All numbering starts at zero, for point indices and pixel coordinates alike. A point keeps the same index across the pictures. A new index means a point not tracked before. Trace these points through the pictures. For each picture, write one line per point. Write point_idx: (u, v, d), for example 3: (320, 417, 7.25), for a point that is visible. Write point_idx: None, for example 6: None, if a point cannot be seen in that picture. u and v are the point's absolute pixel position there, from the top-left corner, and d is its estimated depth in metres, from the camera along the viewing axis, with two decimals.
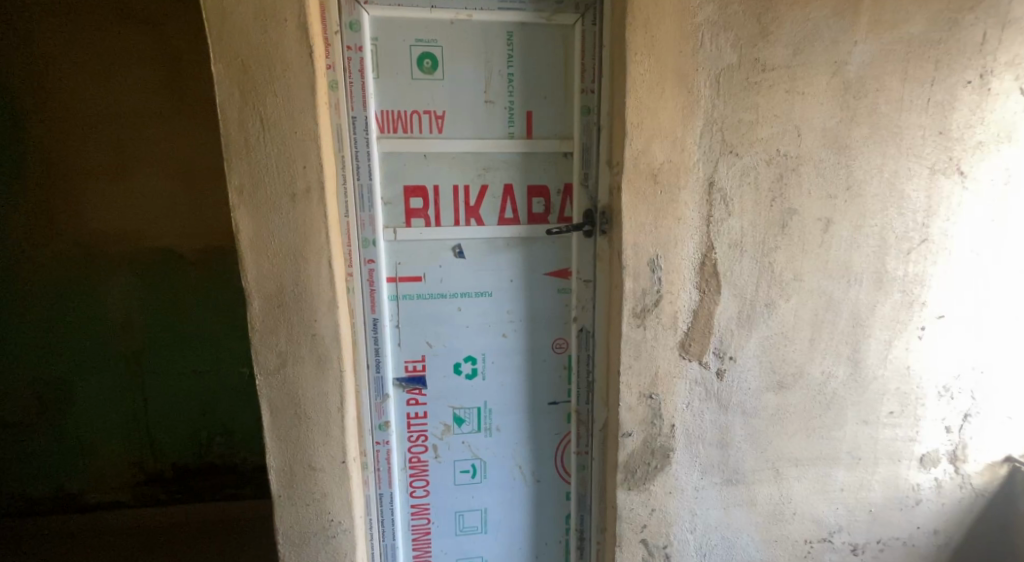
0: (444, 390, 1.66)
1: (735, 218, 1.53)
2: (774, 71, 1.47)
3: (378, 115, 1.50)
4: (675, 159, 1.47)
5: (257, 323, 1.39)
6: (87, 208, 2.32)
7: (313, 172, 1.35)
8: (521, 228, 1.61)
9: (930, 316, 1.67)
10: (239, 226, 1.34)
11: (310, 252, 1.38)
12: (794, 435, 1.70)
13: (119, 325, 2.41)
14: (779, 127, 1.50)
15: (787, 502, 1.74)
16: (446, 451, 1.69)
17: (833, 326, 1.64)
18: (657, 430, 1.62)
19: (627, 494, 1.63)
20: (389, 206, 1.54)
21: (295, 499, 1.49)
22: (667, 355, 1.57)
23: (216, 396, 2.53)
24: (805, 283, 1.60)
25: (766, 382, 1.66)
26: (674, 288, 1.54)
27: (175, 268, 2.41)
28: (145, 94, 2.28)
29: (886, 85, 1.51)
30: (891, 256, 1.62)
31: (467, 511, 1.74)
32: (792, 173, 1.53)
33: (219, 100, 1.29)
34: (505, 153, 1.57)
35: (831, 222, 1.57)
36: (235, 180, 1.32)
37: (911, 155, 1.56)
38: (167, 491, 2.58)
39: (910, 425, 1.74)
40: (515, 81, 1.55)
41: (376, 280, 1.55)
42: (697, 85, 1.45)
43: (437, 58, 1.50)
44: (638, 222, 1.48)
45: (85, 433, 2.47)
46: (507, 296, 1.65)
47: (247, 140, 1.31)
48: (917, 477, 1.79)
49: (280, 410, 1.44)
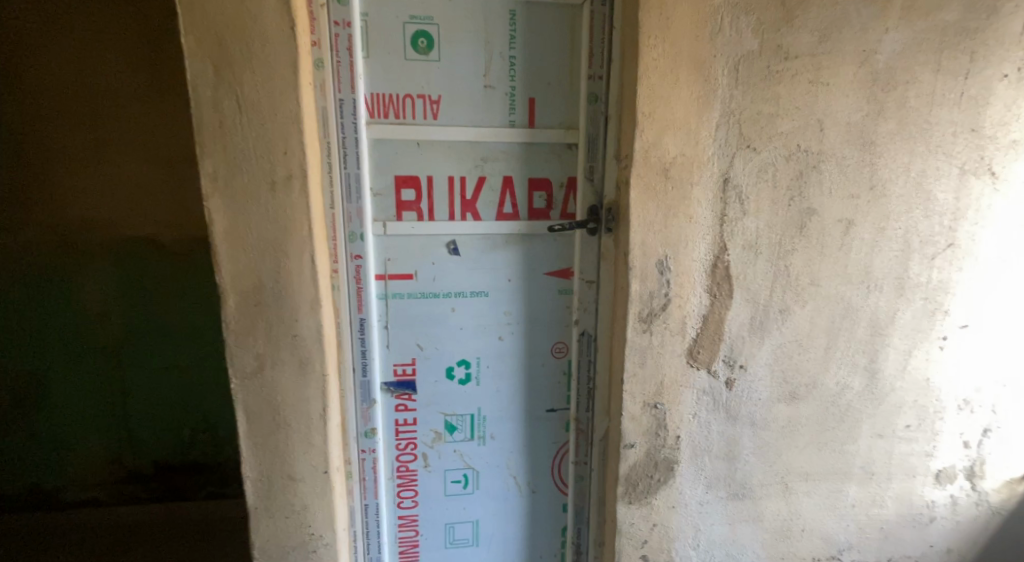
0: (436, 396, 1.56)
1: (751, 219, 1.43)
2: (797, 60, 1.36)
3: (368, 98, 1.38)
4: (689, 153, 1.36)
5: (232, 323, 1.28)
6: (66, 195, 2.20)
7: (294, 159, 1.23)
8: (521, 225, 1.50)
9: (952, 326, 1.58)
10: (213, 216, 1.23)
11: (291, 246, 1.26)
12: (805, 448, 1.61)
13: (98, 317, 2.29)
14: (801, 121, 1.39)
15: (796, 518, 1.65)
16: (437, 460, 1.59)
17: (849, 334, 1.54)
18: (661, 442, 1.52)
19: (628, 508, 1.53)
20: (378, 197, 1.43)
21: (274, 512, 1.38)
22: (674, 363, 1.47)
23: (198, 393, 2.42)
24: (822, 289, 1.50)
25: (777, 393, 1.56)
26: (683, 292, 1.43)
27: (156, 258, 2.29)
28: (123, 75, 2.15)
29: (916, 77, 1.41)
30: (914, 261, 1.51)
31: (458, 523, 1.64)
32: (812, 171, 1.42)
33: (190, 78, 1.17)
34: (505, 143, 1.46)
35: (852, 224, 1.47)
36: (208, 166, 1.21)
37: (940, 153, 1.46)
38: (146, 489, 2.48)
39: (927, 440, 1.65)
40: (517, 65, 1.43)
41: (364, 277, 1.44)
42: (714, 73, 1.33)
43: (433, 37, 1.39)
44: (646, 220, 1.37)
45: (61, 429, 2.36)
46: (504, 296, 1.54)
47: (221, 122, 1.19)
48: (932, 494, 1.70)
49: (257, 416, 1.33)
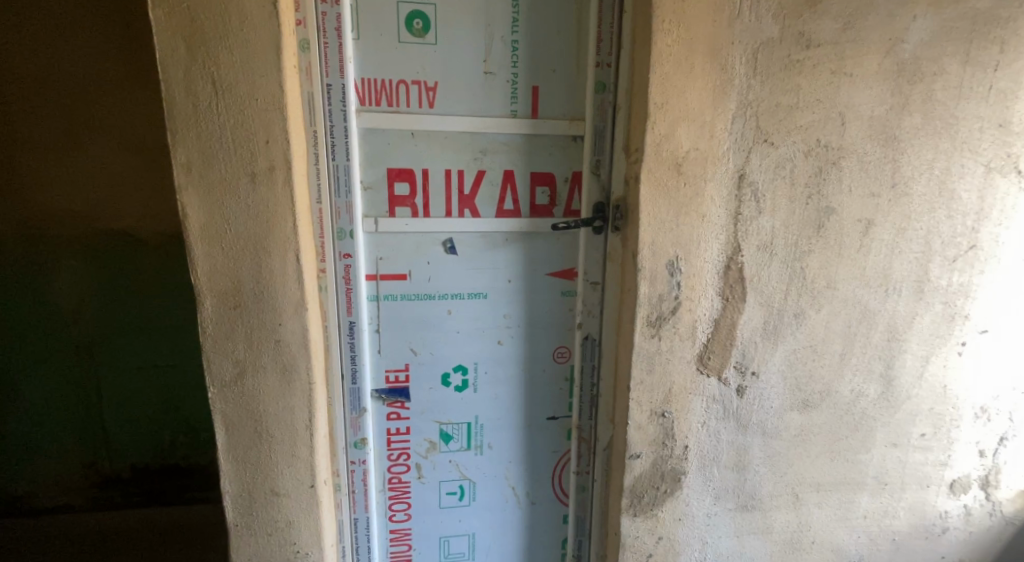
0: (430, 404, 1.47)
1: (766, 217, 1.35)
2: (819, 48, 1.28)
3: (359, 84, 1.28)
4: (703, 147, 1.27)
5: (208, 327, 1.18)
6: (35, 186, 2.08)
7: (277, 149, 1.13)
8: (522, 222, 1.41)
9: (972, 331, 1.51)
10: (187, 210, 1.12)
11: (274, 244, 1.16)
12: (817, 458, 1.53)
13: (71, 315, 2.17)
14: (822, 114, 1.31)
15: (806, 530, 1.58)
16: (431, 471, 1.50)
17: (866, 340, 1.47)
18: (668, 452, 1.44)
19: (632, 521, 1.45)
20: (370, 192, 1.33)
21: (256, 529, 1.29)
22: (683, 369, 1.39)
23: (178, 394, 2.31)
24: (839, 292, 1.42)
25: (791, 401, 1.48)
26: (694, 295, 1.35)
27: (133, 253, 2.18)
28: (94, 58, 2.02)
29: (944, 68, 1.33)
30: (935, 263, 1.44)
31: (453, 536, 1.55)
32: (832, 167, 1.34)
33: (160, 57, 1.06)
34: (507, 134, 1.37)
35: (872, 224, 1.39)
36: (181, 156, 1.10)
37: (965, 150, 1.38)
38: (125, 493, 2.37)
39: (942, 449, 1.59)
40: (520, 50, 1.34)
41: (354, 278, 1.33)
42: (731, 61, 1.24)
43: (429, 18, 1.29)
44: (657, 218, 1.28)
45: (33, 433, 2.24)
46: (504, 298, 1.45)
47: (195, 108, 1.09)
48: (945, 504, 1.64)
49: (237, 427, 1.23)
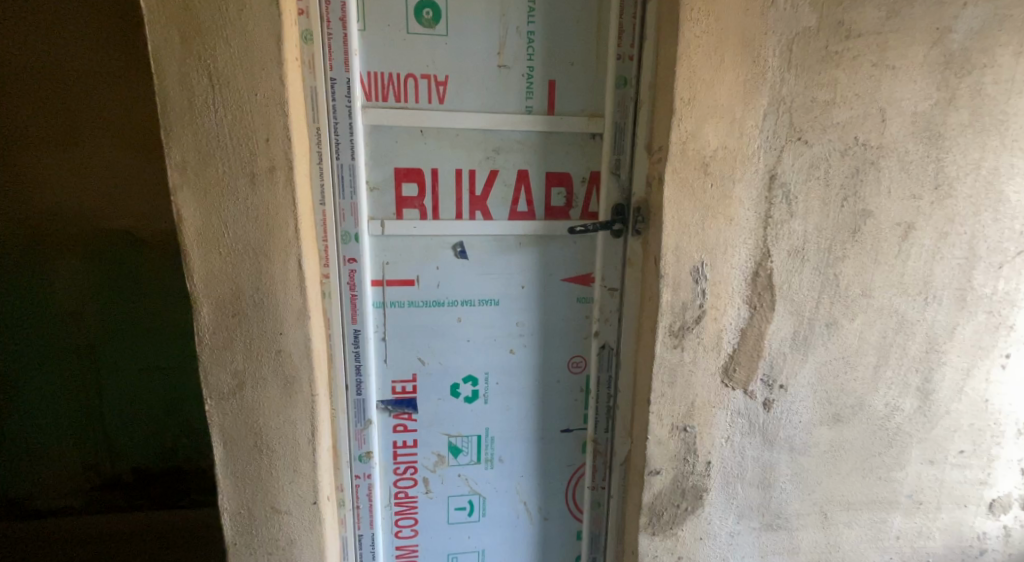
0: (439, 415, 1.40)
1: (798, 221, 1.26)
2: (861, 39, 1.18)
3: (365, 79, 1.20)
4: (732, 146, 1.19)
5: (205, 336, 1.11)
6: (35, 183, 2.03)
7: (277, 147, 1.06)
8: (536, 225, 1.33)
9: (1016, 342, 1.41)
10: (182, 213, 1.06)
11: (274, 249, 1.09)
12: (848, 475, 1.44)
13: (71, 316, 2.13)
14: (861, 110, 1.22)
15: (835, 550, 1.49)
16: (439, 485, 1.43)
17: (902, 351, 1.37)
18: (689, 468, 1.35)
19: (651, 540, 1.37)
20: (376, 193, 1.26)
21: (256, 548, 1.23)
22: (707, 381, 1.31)
23: (182, 397, 2.26)
24: (874, 300, 1.33)
25: (821, 415, 1.39)
26: (720, 303, 1.27)
27: (135, 253, 2.12)
28: (93, 54, 1.97)
29: (995, 60, 1.23)
30: (978, 270, 1.35)
31: (462, 553, 1.48)
32: (871, 167, 1.25)
33: (155, 49, 1.00)
34: (522, 132, 1.29)
35: (912, 228, 1.30)
36: (176, 154, 1.03)
37: (1015, 148, 1.29)
38: (127, 496, 2.32)
39: (981, 467, 1.49)
40: (536, 42, 1.25)
41: (359, 284, 1.26)
42: (765, 53, 1.16)
43: (440, 8, 1.21)
44: (682, 221, 1.20)
45: (35, 434, 2.20)
46: (516, 305, 1.37)
47: (191, 103, 1.02)
48: (983, 525, 1.54)
49: (235, 441, 1.17)
